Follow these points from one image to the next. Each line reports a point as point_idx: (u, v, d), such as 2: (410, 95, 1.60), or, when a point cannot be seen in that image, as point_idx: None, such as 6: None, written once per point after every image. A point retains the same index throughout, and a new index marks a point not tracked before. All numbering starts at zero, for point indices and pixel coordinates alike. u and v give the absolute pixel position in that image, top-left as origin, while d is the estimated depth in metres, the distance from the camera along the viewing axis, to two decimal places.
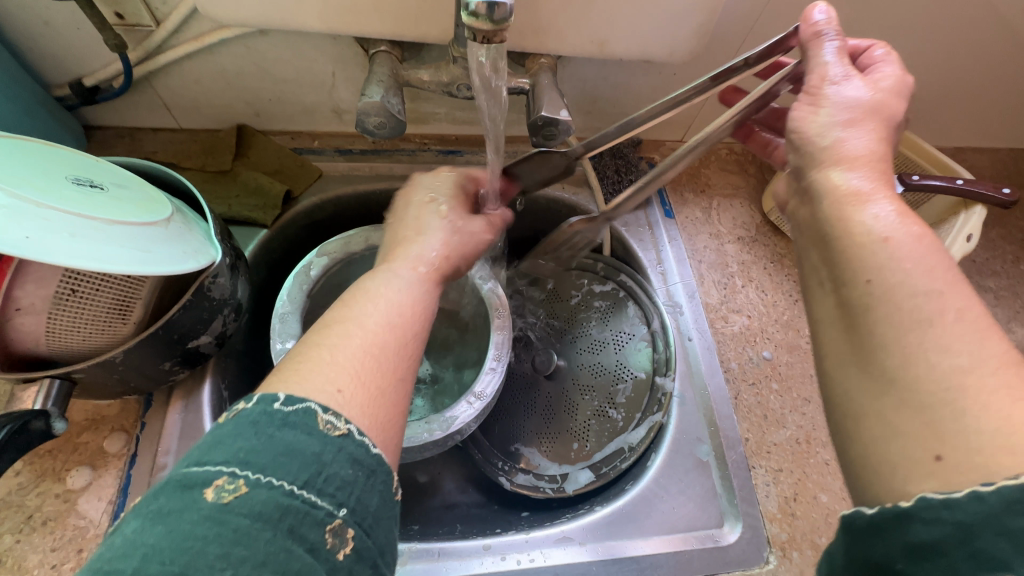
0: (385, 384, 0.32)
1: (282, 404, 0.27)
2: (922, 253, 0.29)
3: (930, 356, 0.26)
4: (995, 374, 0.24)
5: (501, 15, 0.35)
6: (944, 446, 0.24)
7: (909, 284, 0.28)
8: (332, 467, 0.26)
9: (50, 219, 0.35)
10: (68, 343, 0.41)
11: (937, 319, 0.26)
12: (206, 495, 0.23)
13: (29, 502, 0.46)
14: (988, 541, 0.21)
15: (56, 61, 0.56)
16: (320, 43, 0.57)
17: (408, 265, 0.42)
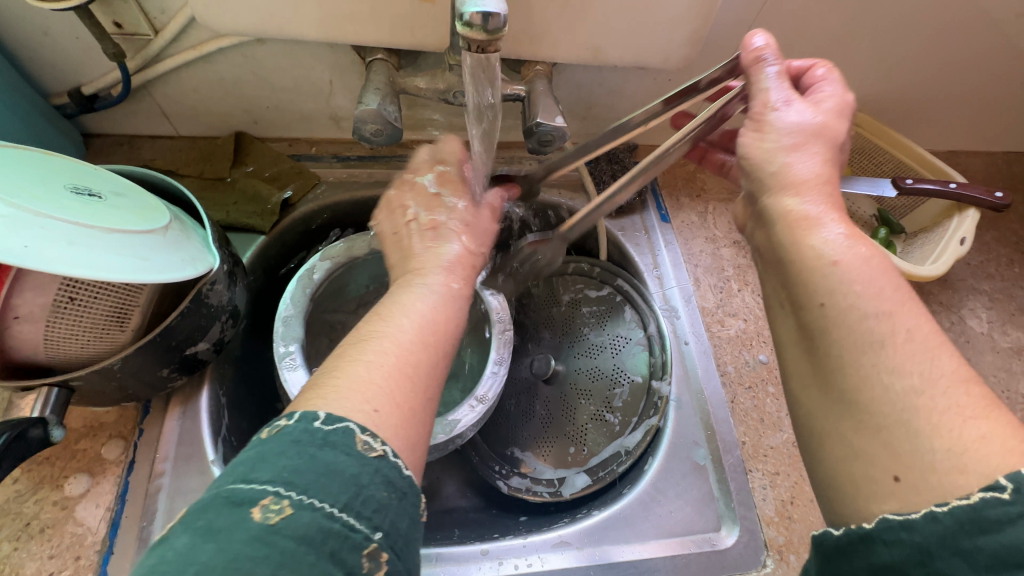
0: (418, 403, 0.33)
1: (322, 423, 0.28)
2: (871, 274, 0.33)
3: (883, 378, 0.30)
4: (946, 394, 0.28)
5: (496, 25, 0.36)
6: (901, 469, 0.28)
7: (859, 308, 0.32)
8: (369, 488, 0.26)
9: (48, 227, 0.36)
10: (67, 351, 0.41)
11: (888, 341, 0.30)
12: (253, 514, 0.23)
13: (26, 509, 0.46)
14: (944, 561, 0.24)
15: (55, 70, 0.57)
16: (317, 51, 0.58)
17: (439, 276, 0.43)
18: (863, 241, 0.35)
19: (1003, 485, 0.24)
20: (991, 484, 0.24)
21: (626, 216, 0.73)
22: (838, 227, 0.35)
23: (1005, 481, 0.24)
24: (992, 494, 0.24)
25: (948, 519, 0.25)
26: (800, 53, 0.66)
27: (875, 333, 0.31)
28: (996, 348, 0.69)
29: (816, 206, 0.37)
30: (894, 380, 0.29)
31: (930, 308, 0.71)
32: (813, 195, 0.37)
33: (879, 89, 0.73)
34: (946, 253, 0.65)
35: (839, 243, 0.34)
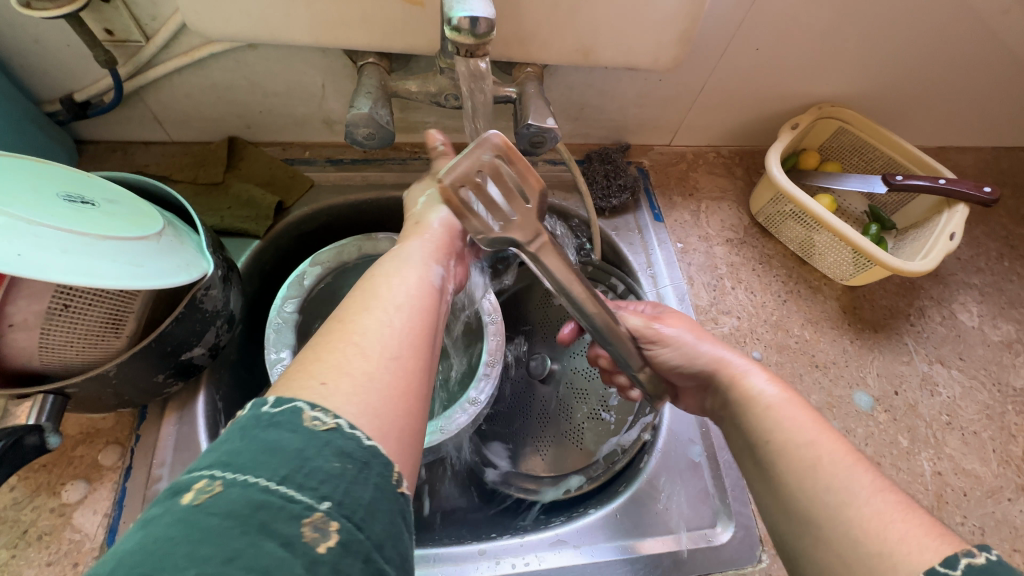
0: (375, 368, 0.31)
1: (270, 407, 0.27)
2: (796, 409, 0.41)
3: (821, 494, 0.35)
4: (870, 503, 0.33)
5: (484, 29, 0.36)
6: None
7: (793, 440, 0.39)
8: (315, 461, 0.25)
9: (41, 235, 0.36)
10: (61, 358, 0.41)
11: (816, 464, 0.37)
12: (183, 498, 0.23)
13: (23, 517, 0.46)
14: None
15: (46, 77, 0.57)
16: (310, 56, 0.58)
17: (413, 252, 0.42)
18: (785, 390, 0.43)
19: None
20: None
21: (620, 216, 0.73)
22: (768, 387, 0.44)
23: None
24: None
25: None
26: (789, 52, 0.66)
27: (814, 459, 0.37)
28: (987, 341, 0.70)
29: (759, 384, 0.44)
30: (828, 494, 0.35)
31: (922, 303, 0.72)
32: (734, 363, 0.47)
33: (868, 86, 0.74)
34: (936, 248, 0.66)
35: (771, 388, 0.43)
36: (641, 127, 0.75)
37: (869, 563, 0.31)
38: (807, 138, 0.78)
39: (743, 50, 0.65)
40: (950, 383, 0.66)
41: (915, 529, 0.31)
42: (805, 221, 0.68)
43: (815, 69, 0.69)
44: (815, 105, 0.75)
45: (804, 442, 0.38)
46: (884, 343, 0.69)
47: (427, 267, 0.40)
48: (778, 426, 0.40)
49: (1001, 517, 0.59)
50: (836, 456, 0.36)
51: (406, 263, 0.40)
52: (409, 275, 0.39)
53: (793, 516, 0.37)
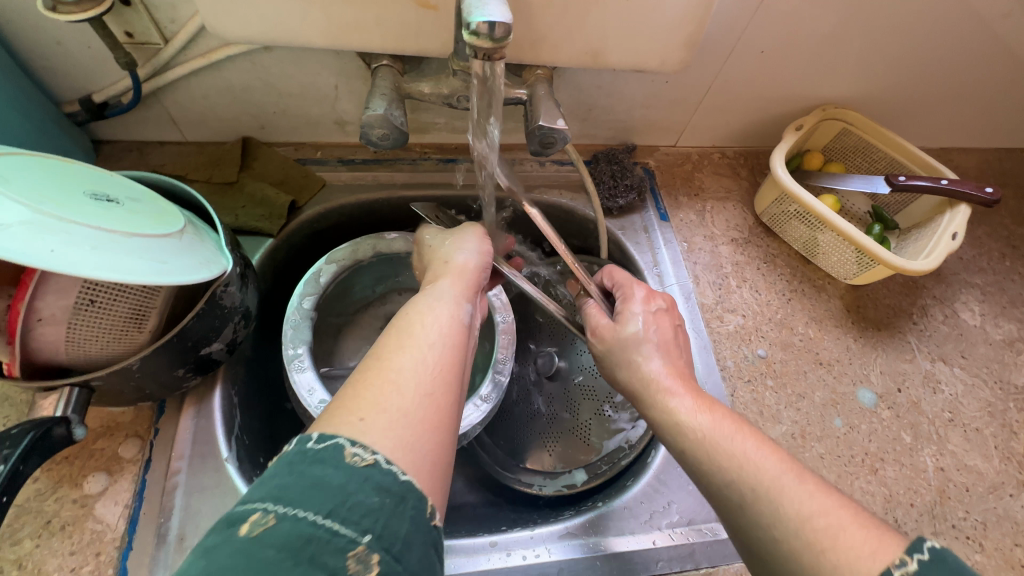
0: (410, 404, 0.34)
1: (314, 443, 0.30)
2: (725, 439, 0.40)
3: (761, 532, 0.36)
4: (801, 533, 0.34)
5: (501, 33, 0.37)
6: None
7: (722, 476, 0.39)
8: (356, 496, 0.28)
9: (72, 232, 0.37)
10: (86, 352, 0.42)
11: (745, 502, 0.38)
12: (241, 529, 0.26)
13: (47, 507, 0.47)
14: None
15: (66, 78, 0.58)
16: (324, 58, 0.59)
17: (444, 290, 0.45)
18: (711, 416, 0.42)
19: None
20: None
21: (627, 215, 0.74)
22: (696, 416, 0.43)
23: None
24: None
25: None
26: (794, 55, 0.67)
27: (753, 490, 0.37)
28: (989, 340, 0.71)
29: (692, 412, 0.43)
30: (765, 527, 0.36)
31: (924, 302, 0.73)
32: (670, 381, 0.47)
33: (872, 88, 0.75)
34: (939, 247, 0.66)
35: (703, 415, 0.43)
36: (647, 128, 0.77)
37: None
38: (810, 140, 0.79)
39: (748, 52, 0.66)
40: (952, 381, 0.67)
41: (850, 555, 0.31)
42: (809, 220, 0.69)
43: (819, 71, 0.70)
44: (819, 107, 0.76)
45: (731, 481, 0.38)
46: (887, 341, 0.69)
47: (458, 306, 0.43)
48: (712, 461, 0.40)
49: (1002, 513, 0.60)
50: (761, 491, 0.37)
51: (437, 301, 0.43)
52: (439, 312, 0.41)
53: (738, 538, 0.39)
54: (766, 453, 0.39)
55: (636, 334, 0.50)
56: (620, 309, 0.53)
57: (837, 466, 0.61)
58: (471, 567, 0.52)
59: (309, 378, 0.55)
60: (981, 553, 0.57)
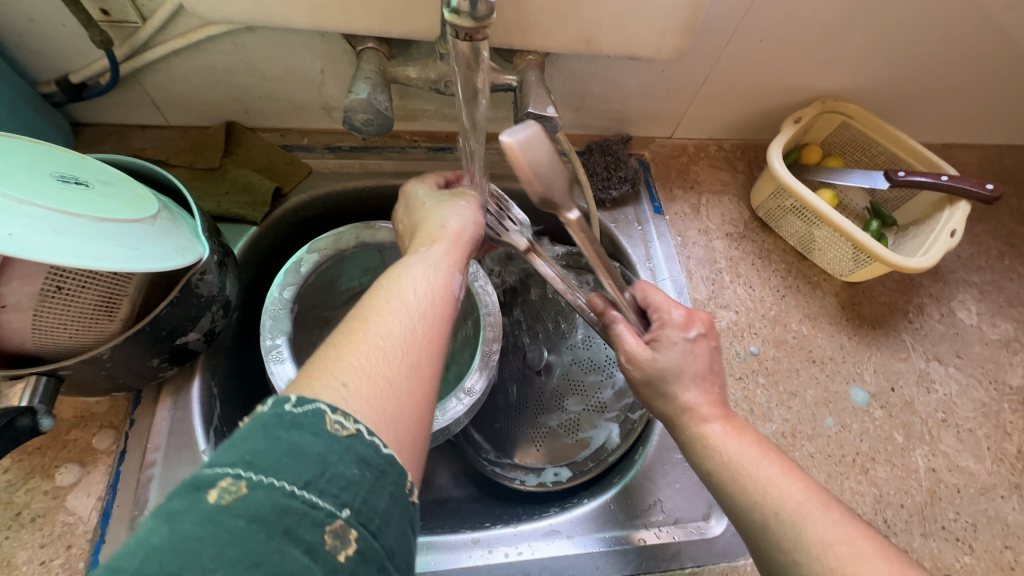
0: (394, 374, 0.33)
1: (293, 406, 0.28)
2: (759, 468, 0.42)
3: (781, 555, 0.38)
4: (820, 560, 0.36)
5: (483, 11, 0.36)
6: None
7: (745, 499, 0.41)
8: (337, 468, 0.26)
9: (36, 216, 0.35)
10: (54, 340, 0.41)
11: (765, 526, 0.39)
12: (208, 496, 0.24)
13: (17, 498, 0.46)
14: None
15: (41, 57, 0.56)
16: (308, 40, 0.57)
17: (436, 256, 0.42)
18: (748, 442, 0.43)
19: None
20: None
21: (620, 208, 0.73)
22: (730, 440, 0.44)
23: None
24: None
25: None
26: (794, 45, 0.66)
27: (775, 514, 0.39)
28: (985, 339, 0.70)
29: (736, 446, 0.43)
30: (786, 549, 0.38)
31: (921, 300, 0.72)
32: (711, 414, 0.46)
33: (873, 80, 0.73)
34: (936, 245, 0.65)
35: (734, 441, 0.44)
36: (642, 119, 0.75)
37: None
38: (809, 133, 0.78)
39: (748, 42, 0.64)
40: (947, 380, 0.66)
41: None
42: (805, 216, 0.67)
43: (819, 63, 0.69)
44: (819, 99, 0.74)
45: (751, 504, 0.40)
46: (881, 339, 0.68)
47: (450, 274, 0.41)
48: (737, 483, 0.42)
49: (993, 514, 0.59)
50: (784, 516, 0.39)
51: (429, 266, 0.41)
52: (429, 280, 0.39)
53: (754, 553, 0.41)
54: (792, 481, 0.40)
55: (674, 364, 0.48)
56: (655, 335, 0.50)
57: (827, 466, 0.60)
58: (453, 565, 0.51)
59: (287, 369, 0.54)
60: (971, 555, 0.57)
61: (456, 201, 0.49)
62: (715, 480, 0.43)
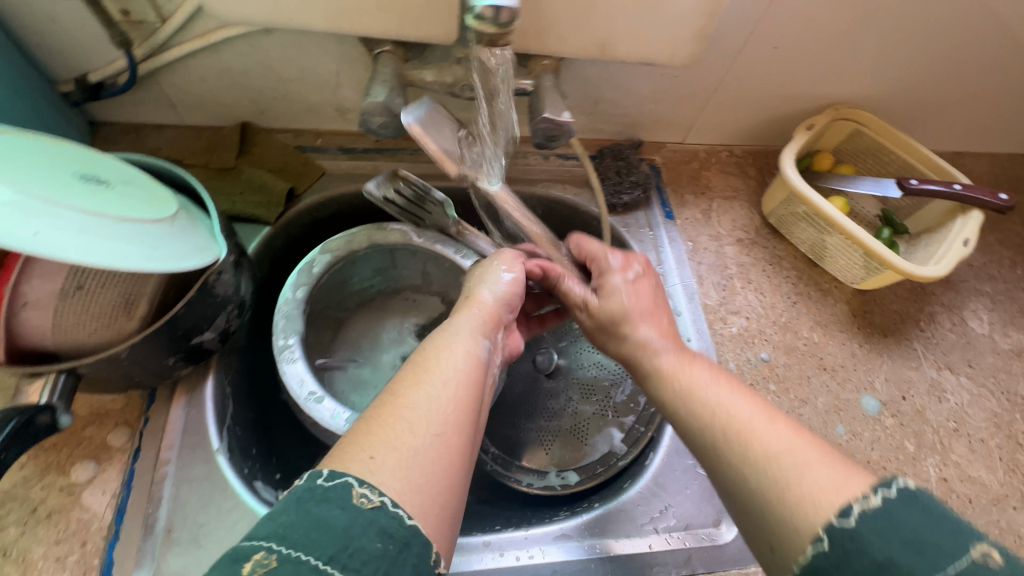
0: (421, 445, 0.34)
1: (324, 479, 0.30)
2: (712, 388, 0.42)
3: (733, 475, 0.38)
4: (765, 474, 0.35)
5: (506, 18, 0.36)
6: (774, 541, 0.34)
7: (698, 424, 0.41)
8: (360, 541, 0.27)
9: (60, 215, 0.36)
10: (73, 338, 0.41)
11: (717, 446, 0.39)
12: (244, 569, 0.25)
13: (33, 494, 0.47)
14: None
15: (61, 56, 0.57)
16: (324, 42, 0.58)
17: (462, 326, 0.44)
18: (702, 370, 0.45)
19: (821, 537, 0.30)
20: (815, 536, 0.31)
21: (631, 213, 0.73)
22: (686, 368, 0.45)
23: (823, 533, 0.30)
24: (819, 548, 0.30)
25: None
26: (807, 52, 0.66)
27: (725, 433, 0.39)
28: (997, 349, 0.70)
29: (690, 376, 0.45)
30: (737, 469, 0.37)
31: (932, 309, 0.72)
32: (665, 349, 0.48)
33: (886, 88, 0.73)
34: (949, 253, 0.65)
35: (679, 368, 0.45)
36: (654, 124, 0.75)
37: (777, 529, 0.33)
38: (820, 140, 0.78)
39: (761, 48, 0.64)
40: (959, 390, 0.66)
41: (813, 485, 0.32)
42: (817, 223, 0.67)
43: (832, 70, 0.69)
44: (832, 106, 0.74)
45: (701, 427, 0.41)
46: (892, 347, 0.68)
47: (474, 343, 0.43)
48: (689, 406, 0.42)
49: (1005, 526, 0.59)
50: (732, 435, 0.38)
51: (455, 336, 0.43)
52: (457, 349, 0.42)
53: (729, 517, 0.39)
54: (741, 399, 0.41)
55: (619, 307, 0.51)
56: (599, 282, 0.53)
57: None
58: (464, 567, 0.51)
59: (300, 369, 0.54)
60: None
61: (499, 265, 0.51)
62: (672, 412, 0.44)
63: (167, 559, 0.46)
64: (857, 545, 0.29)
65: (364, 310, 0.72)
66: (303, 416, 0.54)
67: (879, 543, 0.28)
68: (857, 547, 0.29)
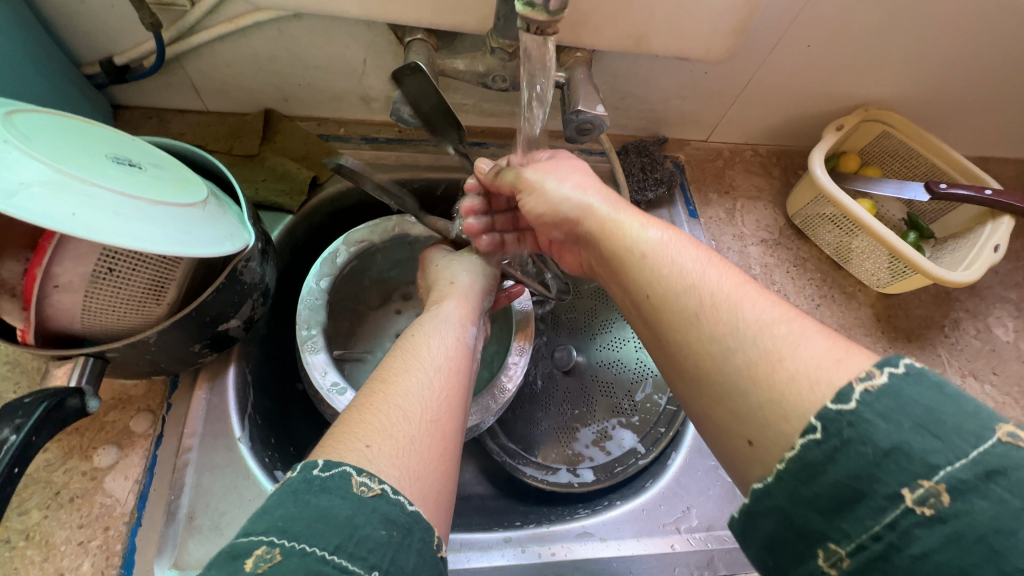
0: (413, 431, 0.33)
1: (320, 470, 0.28)
2: (684, 251, 0.37)
3: (706, 347, 0.32)
4: (756, 345, 0.30)
5: (557, 6, 0.36)
6: (752, 433, 0.29)
7: (671, 290, 0.35)
8: (365, 529, 0.26)
9: (95, 196, 0.35)
10: (102, 322, 0.41)
11: (696, 312, 0.33)
12: (245, 565, 0.23)
13: (56, 478, 0.46)
14: (803, 517, 0.25)
15: (88, 38, 0.56)
16: (353, 29, 0.57)
17: (447, 313, 0.45)
18: (669, 233, 0.39)
19: (813, 426, 0.25)
20: (806, 427, 0.26)
21: (654, 210, 0.72)
22: (653, 231, 0.39)
23: (815, 421, 0.25)
24: (811, 438, 0.25)
25: (788, 476, 0.26)
26: (841, 51, 0.64)
27: (711, 298, 0.33)
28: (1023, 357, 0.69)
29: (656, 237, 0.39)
30: (717, 337, 0.32)
31: (957, 315, 0.71)
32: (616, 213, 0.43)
33: (918, 89, 0.72)
34: (980, 259, 0.64)
35: (655, 230, 0.39)
36: (679, 120, 0.74)
37: (761, 415, 0.28)
38: (848, 141, 0.76)
39: (795, 45, 0.63)
40: (982, 398, 0.65)
41: (807, 362, 0.28)
42: (844, 225, 0.66)
43: (865, 70, 0.68)
44: (861, 107, 0.73)
45: (685, 288, 0.34)
46: (916, 353, 0.68)
47: (461, 330, 0.44)
48: (653, 263, 0.37)
49: None
50: (718, 299, 0.33)
51: (443, 323, 0.44)
52: (444, 336, 0.42)
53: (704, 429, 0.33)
54: (721, 267, 0.35)
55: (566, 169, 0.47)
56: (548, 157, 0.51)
57: None
58: (485, 562, 0.51)
59: (323, 360, 0.54)
60: None
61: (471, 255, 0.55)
62: (634, 280, 0.38)
63: (188, 546, 0.46)
64: (861, 432, 0.24)
65: (381, 301, 0.72)
66: (324, 407, 0.54)
67: (885, 429, 0.24)
68: (860, 434, 0.24)
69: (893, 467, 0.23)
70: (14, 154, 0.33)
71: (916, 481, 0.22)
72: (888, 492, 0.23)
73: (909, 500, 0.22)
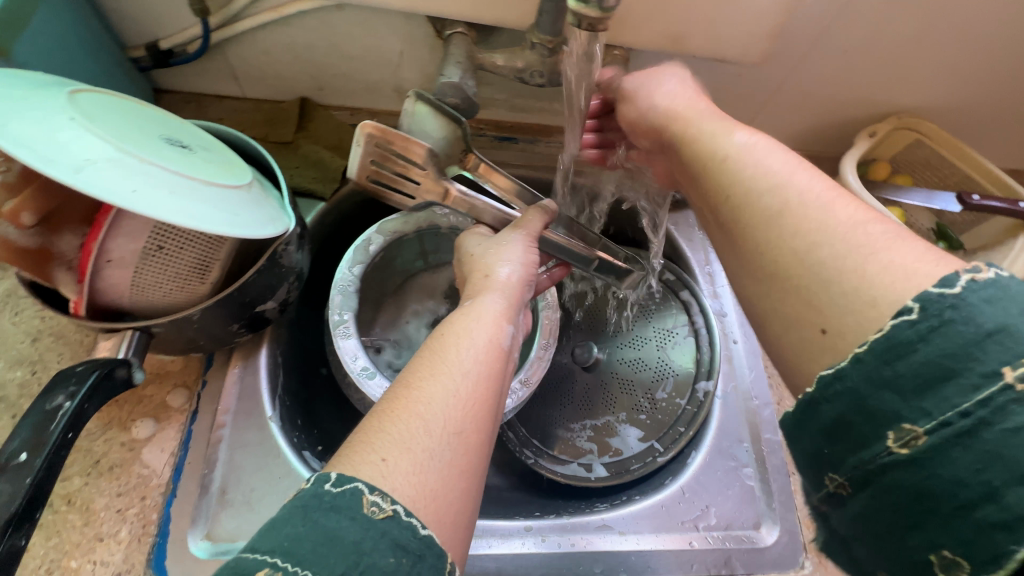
0: (435, 445, 0.33)
1: (332, 485, 0.29)
2: (768, 153, 0.36)
3: (788, 245, 0.32)
4: (847, 242, 0.30)
5: (611, 3, 0.36)
6: (828, 321, 0.29)
7: (755, 193, 0.35)
8: (371, 556, 0.27)
9: (152, 174, 0.36)
10: (149, 298, 0.43)
11: (782, 210, 0.33)
12: None
13: (96, 447, 0.48)
14: (879, 400, 0.25)
15: (136, 22, 0.57)
16: (393, 21, 0.58)
17: (482, 310, 0.44)
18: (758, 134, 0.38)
19: (910, 307, 0.25)
20: (901, 309, 0.25)
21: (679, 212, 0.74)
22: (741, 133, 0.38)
23: (913, 303, 0.25)
24: (904, 319, 0.25)
25: (871, 357, 0.25)
26: (875, 58, 0.64)
27: (796, 201, 0.33)
28: None
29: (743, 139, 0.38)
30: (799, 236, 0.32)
31: None
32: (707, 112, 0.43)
33: (952, 99, 0.71)
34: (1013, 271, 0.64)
35: (742, 133, 0.38)
36: None
37: None
38: (879, 149, 0.76)
39: (830, 50, 0.63)
40: None
41: (904, 258, 0.28)
42: None
43: (899, 78, 0.67)
44: (893, 115, 0.72)
45: (769, 189, 0.34)
46: None
47: (494, 331, 0.42)
48: (719, 174, 0.38)
49: None
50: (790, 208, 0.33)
51: (476, 322, 0.43)
52: (477, 337, 0.41)
53: None
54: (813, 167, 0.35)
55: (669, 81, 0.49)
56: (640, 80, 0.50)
57: None
58: (505, 550, 0.52)
59: (354, 345, 0.55)
60: None
61: (509, 240, 0.51)
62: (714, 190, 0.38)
63: (220, 519, 0.47)
64: (963, 314, 0.24)
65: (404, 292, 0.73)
66: (352, 391, 0.55)
67: (993, 312, 0.23)
68: (961, 315, 0.24)
69: (994, 346, 0.23)
70: (76, 132, 0.34)
71: (1018, 360, 0.22)
72: (982, 370, 0.23)
73: (1009, 377, 0.22)
